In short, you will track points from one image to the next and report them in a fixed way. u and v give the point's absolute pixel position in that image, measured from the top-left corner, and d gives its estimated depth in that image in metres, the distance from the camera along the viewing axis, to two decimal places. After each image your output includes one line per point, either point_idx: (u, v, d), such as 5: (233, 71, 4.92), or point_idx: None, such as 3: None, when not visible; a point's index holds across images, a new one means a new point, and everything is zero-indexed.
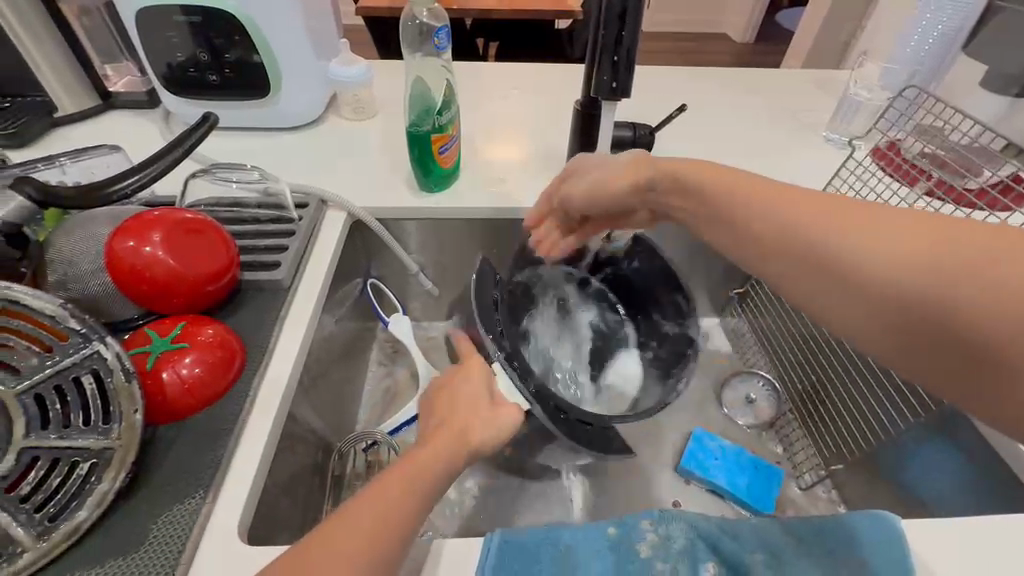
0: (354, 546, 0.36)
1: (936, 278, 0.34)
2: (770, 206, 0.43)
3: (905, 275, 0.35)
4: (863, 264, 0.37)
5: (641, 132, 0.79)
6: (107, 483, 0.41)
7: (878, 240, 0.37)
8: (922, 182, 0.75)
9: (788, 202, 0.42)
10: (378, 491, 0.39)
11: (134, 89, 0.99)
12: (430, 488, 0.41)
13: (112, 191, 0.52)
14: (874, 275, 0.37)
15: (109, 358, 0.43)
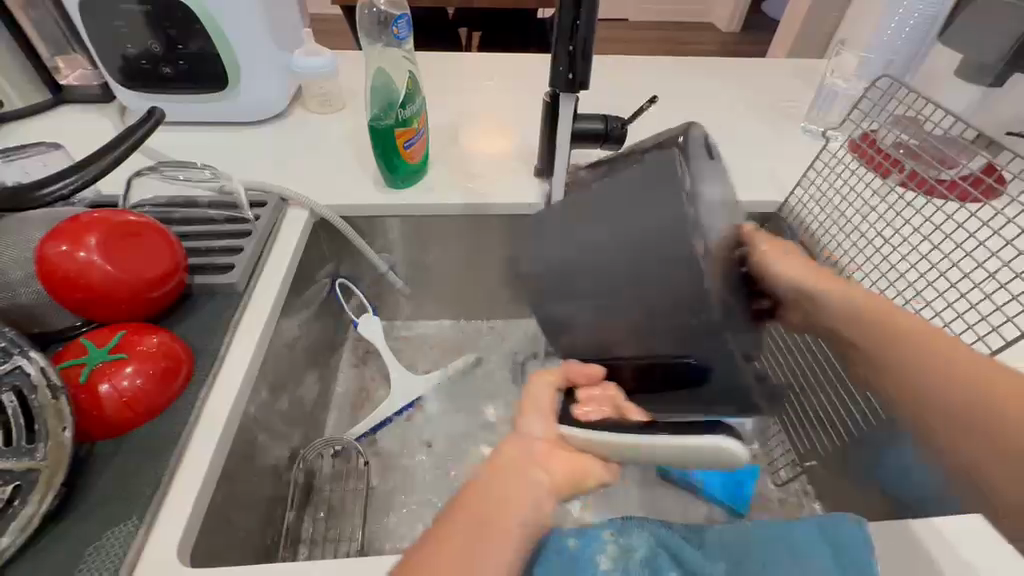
0: None
1: (969, 444, 0.41)
2: (890, 353, 0.46)
3: (966, 443, 0.42)
4: (924, 398, 0.44)
5: (614, 124, 0.77)
6: (33, 507, 0.38)
7: (959, 405, 0.42)
8: (895, 174, 0.74)
9: (896, 341, 0.46)
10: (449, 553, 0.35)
11: (87, 83, 0.94)
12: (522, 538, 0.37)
13: (44, 193, 0.49)
14: (954, 425, 0.42)
15: (32, 372, 0.40)
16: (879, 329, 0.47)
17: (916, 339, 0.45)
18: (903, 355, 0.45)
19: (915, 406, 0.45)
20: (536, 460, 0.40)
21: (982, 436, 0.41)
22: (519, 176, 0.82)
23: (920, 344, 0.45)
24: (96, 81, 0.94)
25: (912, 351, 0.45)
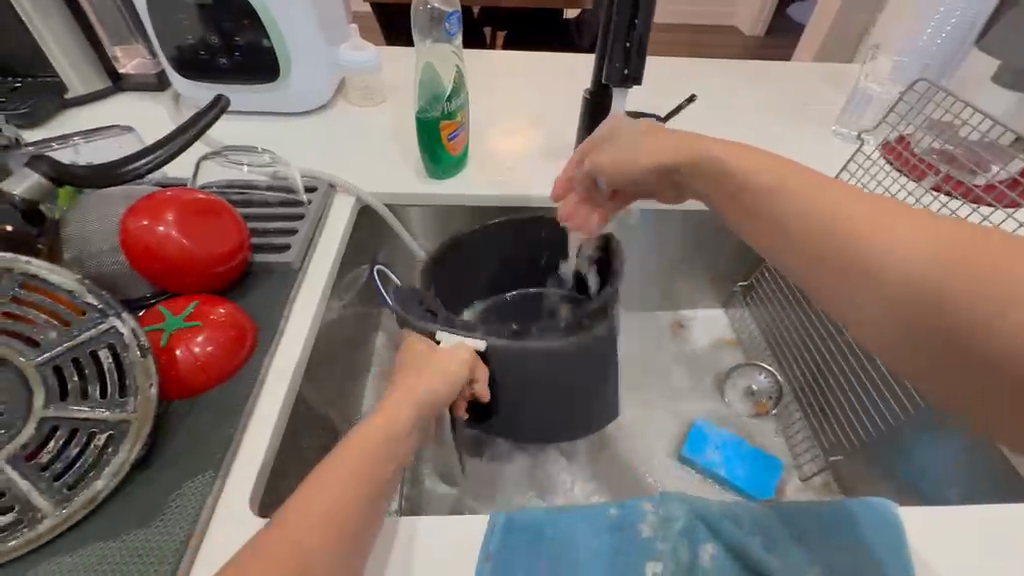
0: (314, 520, 0.37)
1: (958, 290, 0.32)
2: (853, 236, 0.37)
3: (961, 296, 0.32)
4: (868, 247, 0.36)
5: (650, 122, 0.79)
6: (124, 454, 0.42)
7: (906, 242, 0.35)
8: (930, 176, 0.75)
9: (891, 221, 0.36)
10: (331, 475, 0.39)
11: (143, 71, 0.99)
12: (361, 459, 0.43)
13: (126, 170, 0.53)
14: (898, 271, 0.34)
15: (124, 333, 0.43)
16: (824, 205, 0.39)
17: (830, 218, 0.38)
18: (843, 221, 0.37)
19: (887, 274, 0.35)
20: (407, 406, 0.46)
21: (947, 273, 0.32)
22: (554, 170, 0.85)
23: (851, 212, 0.37)
24: (152, 70, 0.99)
25: (886, 220, 0.36)
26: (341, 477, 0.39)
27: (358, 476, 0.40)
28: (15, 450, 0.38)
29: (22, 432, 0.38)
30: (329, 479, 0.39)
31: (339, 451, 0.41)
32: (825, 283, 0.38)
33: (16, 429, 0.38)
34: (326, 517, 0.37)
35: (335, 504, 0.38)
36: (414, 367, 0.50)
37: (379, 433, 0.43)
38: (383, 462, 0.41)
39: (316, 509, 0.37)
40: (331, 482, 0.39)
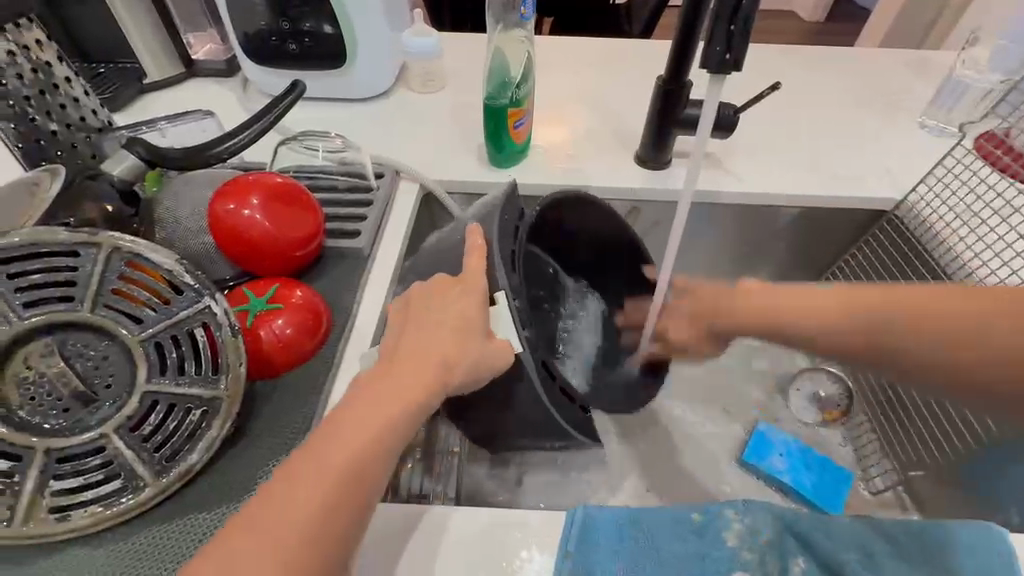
0: (312, 484, 0.37)
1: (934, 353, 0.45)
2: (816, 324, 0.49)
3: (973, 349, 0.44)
4: (913, 342, 0.46)
5: (726, 110, 0.75)
6: (216, 431, 0.43)
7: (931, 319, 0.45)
8: None
9: (827, 314, 0.49)
10: (338, 441, 0.38)
11: (214, 57, 1.02)
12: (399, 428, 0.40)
13: (212, 154, 0.56)
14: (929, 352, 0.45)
15: (218, 313, 0.45)
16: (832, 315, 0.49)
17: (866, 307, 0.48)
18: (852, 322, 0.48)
19: (918, 353, 0.46)
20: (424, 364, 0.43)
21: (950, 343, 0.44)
22: (619, 161, 0.83)
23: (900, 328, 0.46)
24: (223, 56, 1.02)
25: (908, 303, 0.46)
26: (318, 471, 0.37)
27: (340, 476, 0.37)
28: (122, 421, 0.40)
29: (127, 403, 0.40)
30: (333, 444, 0.38)
31: (349, 413, 0.40)
32: (862, 328, 0.48)
33: (121, 401, 0.41)
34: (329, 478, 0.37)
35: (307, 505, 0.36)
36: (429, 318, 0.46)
37: (388, 395, 0.41)
38: (380, 446, 0.39)
39: (312, 477, 0.37)
40: (334, 449, 0.38)
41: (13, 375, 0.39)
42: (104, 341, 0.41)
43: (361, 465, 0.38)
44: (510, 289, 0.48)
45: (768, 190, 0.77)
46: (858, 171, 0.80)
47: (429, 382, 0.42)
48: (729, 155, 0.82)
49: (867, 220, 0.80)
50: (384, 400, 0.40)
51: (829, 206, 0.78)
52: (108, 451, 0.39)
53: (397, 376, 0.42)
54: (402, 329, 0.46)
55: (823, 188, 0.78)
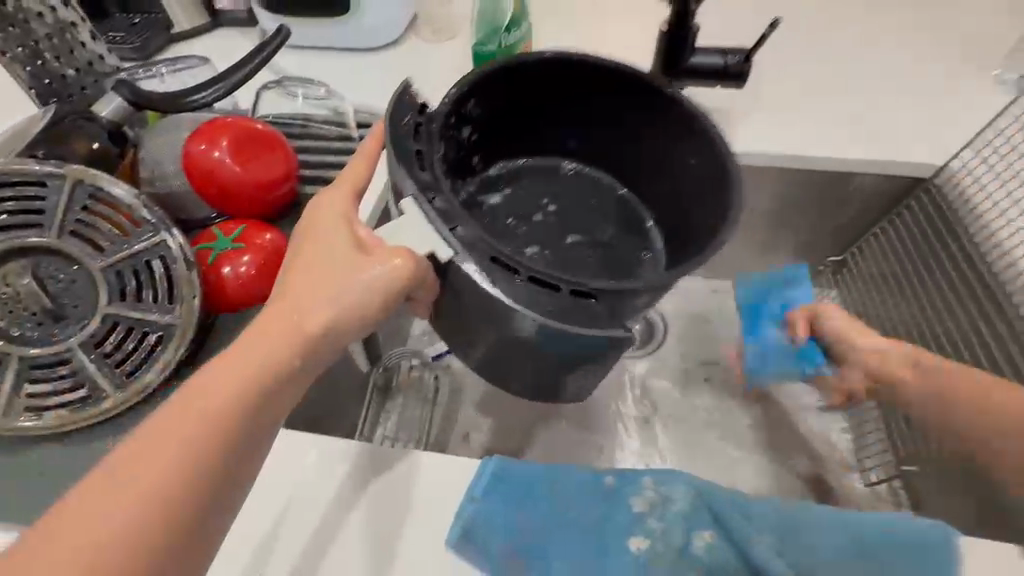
0: (187, 435, 0.32)
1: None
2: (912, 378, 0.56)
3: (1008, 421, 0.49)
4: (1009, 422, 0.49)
5: (734, 61, 0.68)
6: (169, 354, 0.47)
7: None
8: None
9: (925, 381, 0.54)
10: (227, 372, 0.34)
11: (236, 7, 1.04)
12: (286, 372, 0.35)
13: (190, 101, 0.58)
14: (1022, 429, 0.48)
15: (173, 247, 0.48)
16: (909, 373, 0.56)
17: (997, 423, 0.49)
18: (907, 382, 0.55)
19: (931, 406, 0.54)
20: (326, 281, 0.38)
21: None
22: None
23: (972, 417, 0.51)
24: (243, 6, 1.04)
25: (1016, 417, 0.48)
26: (196, 418, 0.32)
27: (221, 423, 0.33)
28: (85, 339, 0.45)
29: (90, 322, 0.45)
30: (213, 379, 0.34)
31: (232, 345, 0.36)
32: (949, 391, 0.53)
33: (87, 320, 0.45)
34: (211, 423, 0.32)
35: (178, 457, 0.31)
36: (321, 233, 0.41)
37: (263, 336, 0.36)
38: (258, 403, 0.34)
39: (190, 418, 0.32)
40: (213, 389, 0.33)
41: None
42: (71, 267, 0.45)
43: (247, 407, 0.33)
44: (420, 192, 0.39)
45: (784, 150, 0.70)
46: (895, 129, 0.71)
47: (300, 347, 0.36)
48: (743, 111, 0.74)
49: (902, 189, 0.71)
50: (273, 344, 0.35)
51: (853, 171, 0.70)
52: (73, 363, 0.45)
53: (283, 304, 0.38)
54: (303, 254, 0.40)
55: (847, 150, 0.69)
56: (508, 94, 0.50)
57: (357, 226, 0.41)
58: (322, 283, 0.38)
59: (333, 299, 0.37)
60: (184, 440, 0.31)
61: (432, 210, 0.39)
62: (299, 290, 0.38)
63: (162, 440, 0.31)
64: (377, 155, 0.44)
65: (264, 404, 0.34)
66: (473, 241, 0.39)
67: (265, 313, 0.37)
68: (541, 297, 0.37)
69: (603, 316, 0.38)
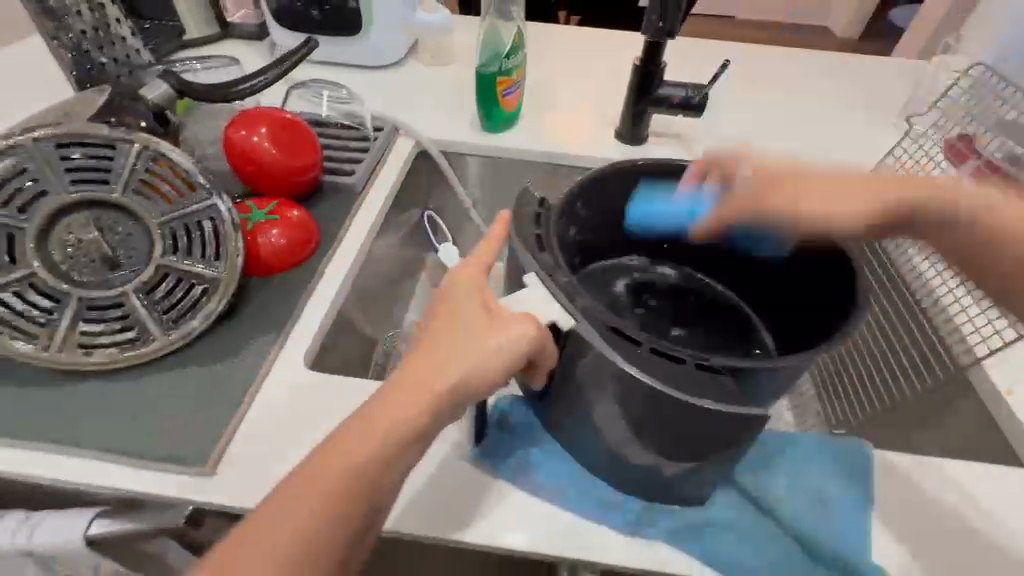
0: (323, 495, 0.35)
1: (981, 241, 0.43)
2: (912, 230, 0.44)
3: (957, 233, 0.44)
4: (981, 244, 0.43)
5: (693, 94, 0.82)
6: (214, 304, 0.52)
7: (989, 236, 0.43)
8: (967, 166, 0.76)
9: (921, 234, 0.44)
10: (358, 438, 0.37)
11: (247, 21, 1.13)
12: (411, 438, 0.38)
13: (233, 92, 0.65)
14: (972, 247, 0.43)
15: (223, 210, 0.54)
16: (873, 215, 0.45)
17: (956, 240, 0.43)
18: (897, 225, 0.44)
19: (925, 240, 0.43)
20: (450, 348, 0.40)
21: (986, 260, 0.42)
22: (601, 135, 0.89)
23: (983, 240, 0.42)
24: (254, 20, 1.13)
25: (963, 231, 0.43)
26: (331, 480, 0.36)
27: (355, 483, 0.36)
28: (139, 285, 0.50)
29: (144, 271, 0.50)
30: (347, 443, 0.37)
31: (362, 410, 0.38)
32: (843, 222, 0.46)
33: (140, 269, 0.50)
34: (344, 484, 0.36)
35: (318, 514, 0.35)
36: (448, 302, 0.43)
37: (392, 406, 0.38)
38: (385, 467, 0.37)
39: (326, 480, 0.36)
40: (346, 453, 0.36)
41: (57, 238, 0.48)
42: (130, 221, 0.50)
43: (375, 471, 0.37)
44: (546, 273, 0.44)
45: None
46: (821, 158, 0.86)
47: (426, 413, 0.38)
48: (699, 138, 0.88)
49: None
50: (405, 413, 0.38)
51: None
52: (126, 306, 0.49)
53: (410, 370, 0.40)
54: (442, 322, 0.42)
55: None
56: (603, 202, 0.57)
57: (492, 298, 0.43)
58: (451, 350, 0.40)
59: (456, 367, 0.39)
60: (321, 501, 0.35)
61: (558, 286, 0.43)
62: (431, 357, 0.40)
63: (300, 500, 0.35)
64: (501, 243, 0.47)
65: (389, 468, 0.37)
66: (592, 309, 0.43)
67: (400, 371, 0.40)
68: (658, 363, 0.40)
69: (730, 392, 0.39)
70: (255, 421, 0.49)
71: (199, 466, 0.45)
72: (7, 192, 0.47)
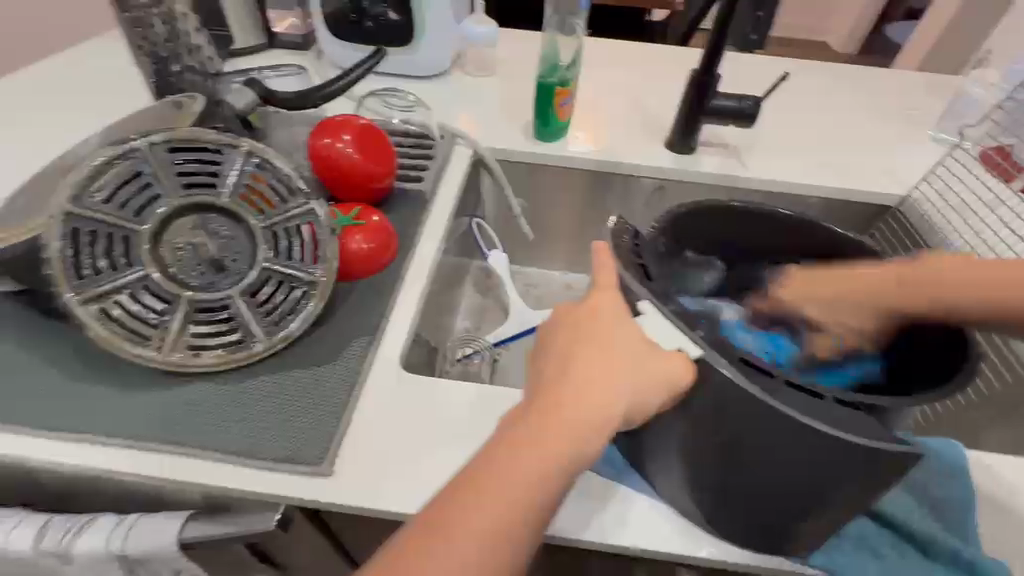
0: (471, 545, 0.34)
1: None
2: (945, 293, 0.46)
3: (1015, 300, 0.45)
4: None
5: (748, 104, 0.83)
6: (312, 308, 0.53)
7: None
8: (1016, 180, 0.79)
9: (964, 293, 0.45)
10: (505, 482, 0.36)
11: (292, 31, 1.09)
12: (555, 486, 0.36)
13: (318, 97, 0.67)
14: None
15: (320, 215, 0.55)
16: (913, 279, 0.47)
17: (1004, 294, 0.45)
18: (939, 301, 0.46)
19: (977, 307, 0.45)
20: (593, 388, 0.38)
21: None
22: (654, 145, 0.90)
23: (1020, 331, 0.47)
24: (302, 32, 1.09)
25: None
26: (477, 529, 0.34)
27: (512, 510, 0.35)
28: (245, 289, 0.50)
29: (248, 274, 0.51)
30: (495, 488, 0.35)
31: (502, 450, 0.37)
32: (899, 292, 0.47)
33: (244, 273, 0.51)
34: (491, 538, 0.34)
35: (478, 543, 0.34)
36: (585, 334, 0.41)
37: (536, 450, 0.36)
38: (532, 516, 0.36)
39: (473, 525, 0.34)
40: (492, 498, 0.35)
41: (168, 240, 0.49)
42: (235, 225, 0.52)
43: (521, 521, 0.35)
44: (655, 297, 0.42)
45: (788, 178, 0.85)
46: (871, 168, 0.88)
47: (570, 461, 0.37)
48: (749, 148, 0.90)
49: (873, 214, 0.87)
50: (553, 437, 0.37)
51: (841, 198, 0.85)
52: (232, 308, 0.50)
53: (551, 408, 0.38)
54: (575, 345, 0.41)
55: (831, 181, 0.85)
56: (686, 230, 0.57)
57: (625, 335, 0.40)
58: (590, 391, 0.38)
59: (600, 410, 0.38)
60: (468, 551, 0.34)
61: (670, 313, 0.41)
62: (572, 380, 0.39)
63: (443, 551, 0.34)
64: (619, 272, 0.44)
65: (533, 518, 0.36)
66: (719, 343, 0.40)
67: (530, 414, 0.38)
68: (793, 395, 0.38)
69: (874, 429, 0.36)
70: (359, 428, 0.49)
71: (316, 467, 0.46)
72: (127, 194, 0.49)
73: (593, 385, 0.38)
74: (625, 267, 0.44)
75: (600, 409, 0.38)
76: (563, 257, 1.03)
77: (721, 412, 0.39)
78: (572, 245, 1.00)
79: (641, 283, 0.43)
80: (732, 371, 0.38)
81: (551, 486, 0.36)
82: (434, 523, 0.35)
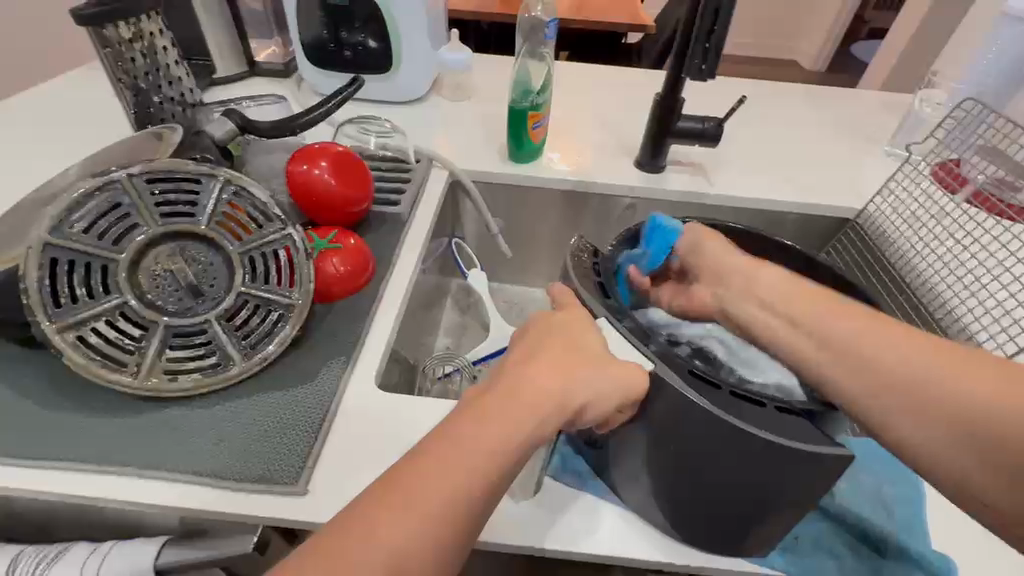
0: (420, 516, 0.32)
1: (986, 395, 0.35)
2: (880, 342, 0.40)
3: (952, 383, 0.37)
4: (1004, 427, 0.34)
5: (710, 125, 0.87)
6: (287, 330, 0.54)
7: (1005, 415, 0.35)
8: (961, 192, 0.83)
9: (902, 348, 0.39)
10: (461, 454, 0.35)
11: (274, 60, 1.12)
12: (510, 463, 0.36)
13: (295, 125, 0.69)
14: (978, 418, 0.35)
15: (296, 240, 0.57)
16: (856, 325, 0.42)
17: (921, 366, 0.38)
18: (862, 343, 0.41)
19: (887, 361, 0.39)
20: (552, 375, 0.39)
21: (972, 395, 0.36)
22: (624, 164, 0.94)
23: (977, 378, 0.36)
24: (282, 59, 1.12)
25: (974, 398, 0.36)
26: (429, 496, 0.33)
27: (465, 487, 0.34)
28: (221, 312, 0.52)
29: (224, 299, 0.52)
30: (448, 461, 0.34)
31: (458, 424, 0.36)
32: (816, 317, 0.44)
33: (220, 297, 0.52)
34: (442, 510, 0.33)
35: (424, 525, 0.32)
36: (545, 330, 0.43)
37: (494, 426, 0.36)
38: (485, 488, 0.34)
39: (426, 495, 0.33)
40: (445, 466, 0.34)
41: (146, 267, 0.51)
42: (211, 252, 0.53)
43: (474, 493, 0.34)
44: (611, 314, 0.47)
45: (752, 195, 0.89)
46: (830, 183, 0.92)
47: (526, 438, 0.37)
48: (715, 167, 0.94)
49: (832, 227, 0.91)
50: (512, 419, 0.36)
51: (802, 212, 0.90)
52: (208, 331, 0.51)
53: (510, 390, 0.38)
54: (538, 340, 0.42)
55: (792, 196, 0.89)
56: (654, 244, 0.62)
57: (583, 335, 0.43)
58: (547, 377, 0.39)
59: (558, 396, 0.38)
60: (418, 519, 0.32)
61: (626, 328, 0.46)
62: (534, 369, 0.40)
63: (391, 521, 0.32)
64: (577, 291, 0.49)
65: (486, 493, 0.34)
66: (667, 354, 0.44)
67: (489, 395, 0.38)
68: (742, 406, 0.41)
69: (816, 435, 0.39)
70: (334, 448, 0.50)
71: (292, 486, 0.47)
72: (105, 224, 0.50)
73: (552, 371, 0.39)
74: (586, 290, 0.49)
75: (556, 392, 0.39)
76: (541, 273, 1.05)
77: (682, 419, 0.41)
78: (550, 261, 1.03)
79: (602, 305, 0.48)
80: (673, 375, 0.41)
81: (505, 462, 0.35)
82: (384, 491, 0.33)
